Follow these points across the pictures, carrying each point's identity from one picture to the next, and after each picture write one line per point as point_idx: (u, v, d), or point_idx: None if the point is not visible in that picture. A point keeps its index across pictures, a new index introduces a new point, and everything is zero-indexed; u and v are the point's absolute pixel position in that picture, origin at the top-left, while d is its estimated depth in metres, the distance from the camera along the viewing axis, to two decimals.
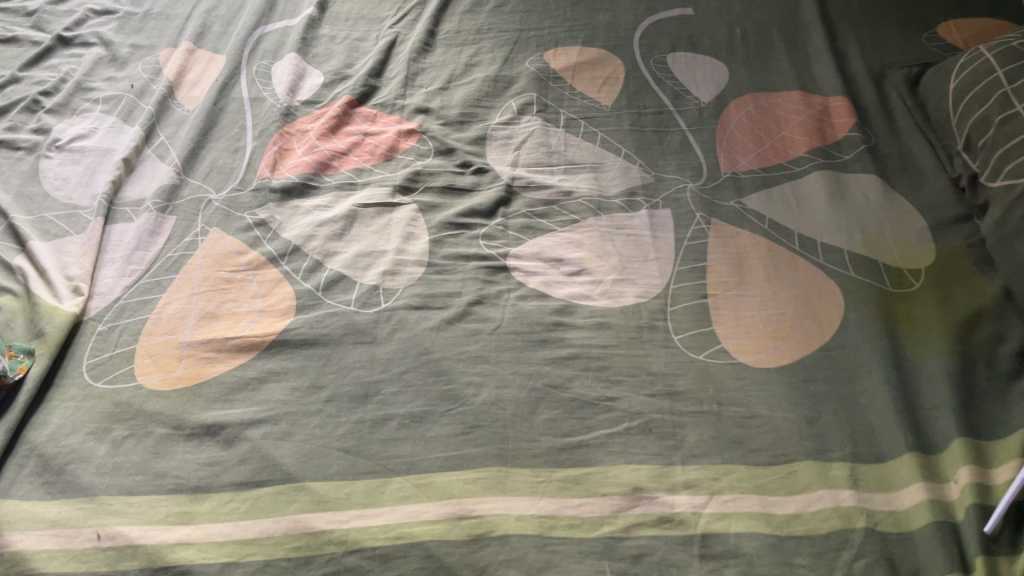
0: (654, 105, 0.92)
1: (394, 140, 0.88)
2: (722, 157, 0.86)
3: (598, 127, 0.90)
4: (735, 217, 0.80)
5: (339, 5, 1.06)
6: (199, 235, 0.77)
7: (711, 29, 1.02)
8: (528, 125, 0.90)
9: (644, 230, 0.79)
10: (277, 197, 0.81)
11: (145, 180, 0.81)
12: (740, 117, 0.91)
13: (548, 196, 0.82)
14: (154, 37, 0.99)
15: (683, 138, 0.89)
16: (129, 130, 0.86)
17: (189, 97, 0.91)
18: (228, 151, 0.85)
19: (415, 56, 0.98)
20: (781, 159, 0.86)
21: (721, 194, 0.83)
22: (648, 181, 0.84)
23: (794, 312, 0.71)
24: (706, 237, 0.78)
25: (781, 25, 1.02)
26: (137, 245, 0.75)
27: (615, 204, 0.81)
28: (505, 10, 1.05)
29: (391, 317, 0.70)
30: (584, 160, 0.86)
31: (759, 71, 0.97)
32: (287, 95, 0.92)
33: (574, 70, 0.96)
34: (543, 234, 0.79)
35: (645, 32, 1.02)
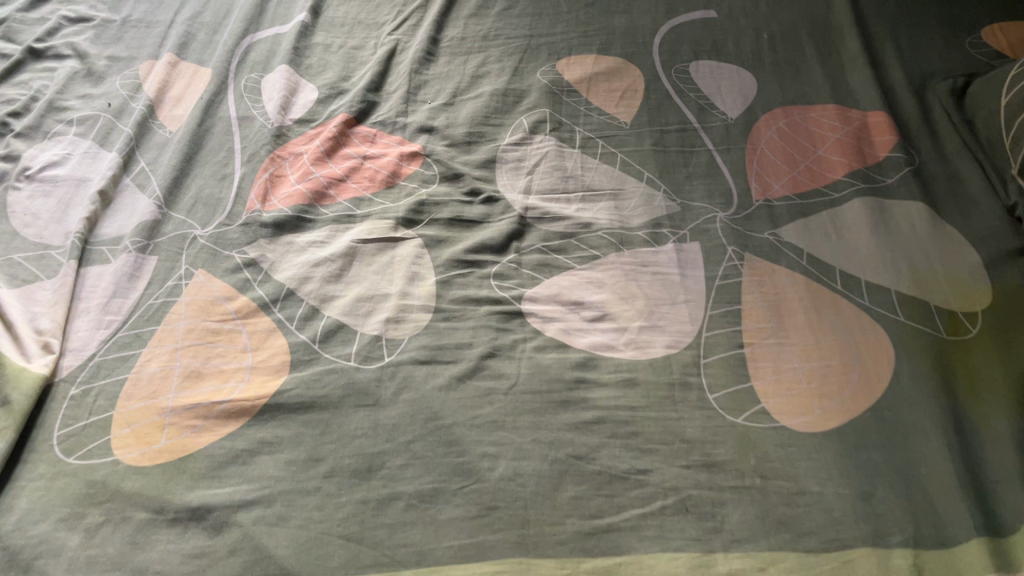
0: (677, 120, 0.85)
1: (396, 164, 0.81)
2: (753, 182, 0.79)
3: (617, 147, 0.82)
4: (770, 252, 0.73)
5: (333, 9, 0.98)
6: (183, 277, 0.70)
7: (737, 33, 0.94)
8: (542, 145, 0.82)
9: (671, 268, 0.72)
10: (268, 232, 0.74)
11: (123, 213, 0.74)
12: (770, 134, 0.84)
13: (565, 228, 0.75)
14: (134, 48, 0.91)
15: (710, 159, 0.82)
16: (106, 156, 0.79)
17: (171, 117, 0.84)
18: (215, 179, 0.78)
19: (417, 66, 0.91)
20: (817, 183, 0.79)
21: (753, 224, 0.76)
22: (674, 210, 0.77)
23: (840, 364, 0.65)
24: (738, 276, 0.71)
25: (812, 29, 0.94)
26: (115, 291, 0.68)
27: (639, 238, 0.74)
28: (513, 13, 0.97)
29: (396, 374, 0.64)
30: (603, 186, 0.79)
31: (790, 81, 0.89)
32: (278, 113, 0.85)
33: (589, 81, 0.89)
34: (561, 273, 0.72)
35: (665, 37, 0.94)
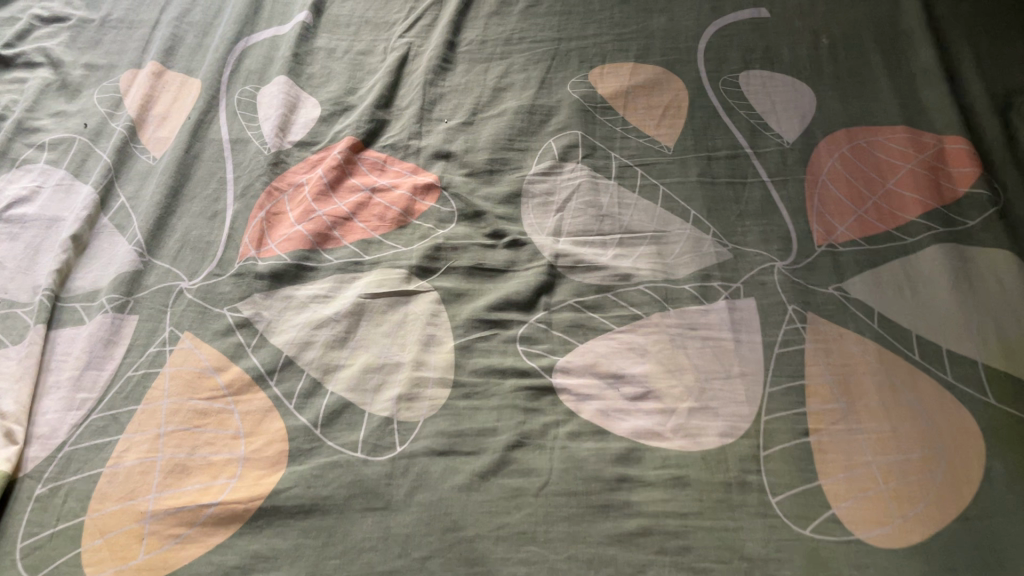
0: (726, 145, 0.75)
1: (409, 199, 0.71)
2: (815, 222, 0.70)
3: (659, 178, 0.73)
4: (836, 311, 0.64)
5: (338, 6, 0.88)
6: (167, 342, 0.61)
7: (792, 37, 0.84)
8: (573, 176, 0.73)
9: (724, 332, 0.63)
10: (264, 285, 0.65)
11: (100, 262, 0.65)
12: (833, 163, 0.74)
13: (601, 281, 0.66)
14: (114, 54, 0.81)
15: (765, 193, 0.72)
16: (81, 190, 0.70)
17: (156, 140, 0.74)
18: (204, 217, 0.69)
19: (432, 76, 0.80)
20: (887, 224, 0.69)
21: (816, 276, 0.66)
22: (725, 258, 0.67)
23: (921, 459, 0.56)
24: (800, 343, 0.62)
25: (878, 32, 0.83)
26: (89, 362, 0.60)
27: (686, 293, 0.65)
28: (539, 12, 0.86)
29: (409, 469, 0.55)
30: (644, 228, 0.69)
31: (854, 96, 0.79)
32: (276, 135, 0.75)
33: (626, 96, 0.79)
34: (597, 336, 0.63)
35: (711, 41, 0.84)
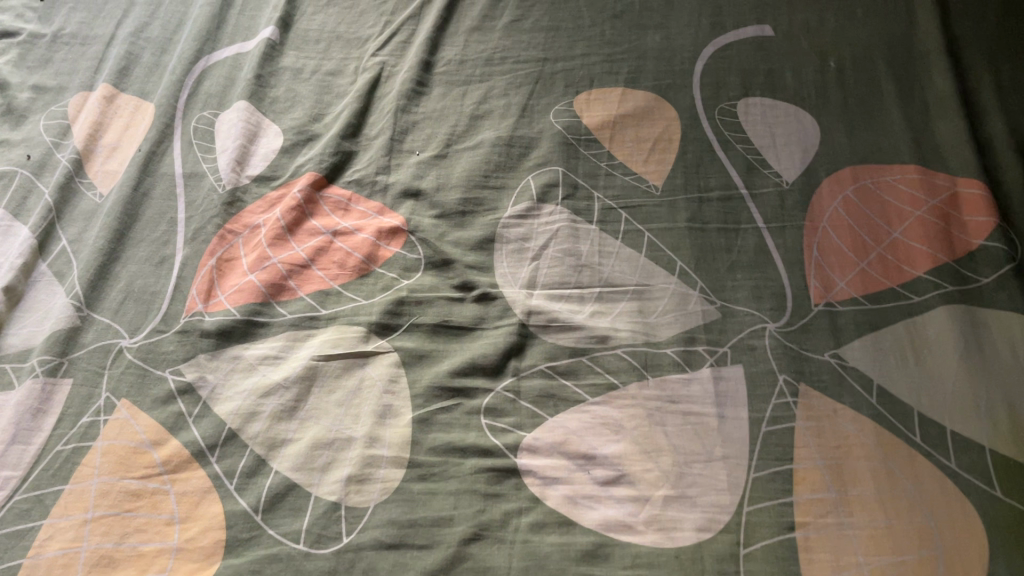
0: (719, 184, 0.69)
1: (372, 244, 0.66)
2: (813, 276, 0.64)
3: (644, 222, 0.67)
4: (831, 383, 0.59)
5: (308, 19, 0.82)
6: (102, 411, 0.57)
7: (798, 58, 0.77)
8: (551, 220, 0.67)
9: (707, 407, 0.57)
10: (211, 344, 0.60)
11: (34, 317, 0.61)
12: (836, 207, 0.68)
13: (575, 343, 0.60)
14: (64, 75, 0.76)
15: (759, 242, 0.66)
16: (19, 231, 0.64)
17: (103, 174, 0.69)
18: (150, 264, 0.64)
19: (404, 101, 0.74)
20: (892, 280, 0.64)
21: (811, 341, 0.61)
22: (712, 317, 0.62)
23: (917, 562, 0.50)
24: (790, 419, 0.57)
25: (891, 55, 0.76)
26: (15, 435, 0.55)
27: (668, 359, 0.59)
28: (524, 28, 0.80)
29: (354, 565, 0.50)
30: (625, 281, 0.64)
31: (862, 128, 0.72)
32: (233, 170, 0.70)
33: (613, 127, 0.73)
34: (568, 408, 0.57)
35: (709, 63, 0.77)
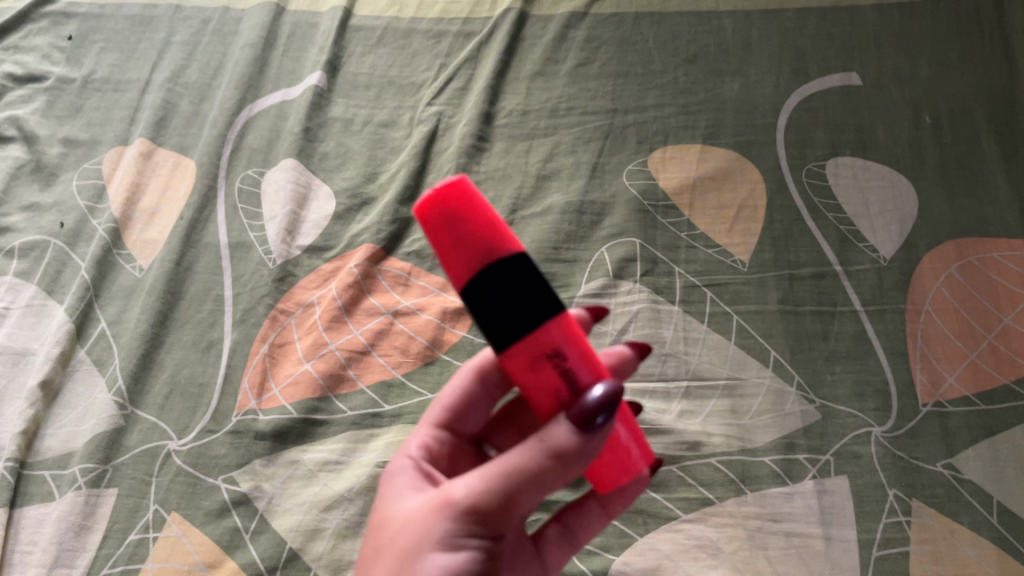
0: (812, 259, 0.63)
1: (437, 327, 0.60)
2: (918, 369, 0.58)
3: (731, 304, 0.61)
4: (947, 500, 0.53)
5: (357, 61, 0.76)
6: (150, 527, 0.52)
7: (889, 113, 0.70)
8: (630, 299, 0.62)
9: (812, 526, 0.52)
10: (266, 448, 0.55)
11: (75, 414, 0.56)
12: (939, 287, 0.61)
13: (664, 449, 0.56)
14: (97, 126, 0.72)
15: (859, 328, 0.60)
16: (54, 312, 0.60)
17: (142, 243, 0.64)
18: (198, 350, 0.59)
19: (464, 159, 0.69)
20: (1007, 375, 0.57)
21: (922, 447, 0.55)
22: (813, 419, 0.57)
23: None
24: (905, 542, 0.52)
25: (994, 107, 0.69)
26: (57, 557, 0.50)
27: (766, 470, 0.54)
28: (589, 73, 0.75)
29: None
30: (715, 373, 0.58)
31: (963, 196, 0.65)
32: (283, 240, 0.64)
33: (692, 191, 0.67)
34: (659, 527, 0.53)
35: (793, 117, 0.71)
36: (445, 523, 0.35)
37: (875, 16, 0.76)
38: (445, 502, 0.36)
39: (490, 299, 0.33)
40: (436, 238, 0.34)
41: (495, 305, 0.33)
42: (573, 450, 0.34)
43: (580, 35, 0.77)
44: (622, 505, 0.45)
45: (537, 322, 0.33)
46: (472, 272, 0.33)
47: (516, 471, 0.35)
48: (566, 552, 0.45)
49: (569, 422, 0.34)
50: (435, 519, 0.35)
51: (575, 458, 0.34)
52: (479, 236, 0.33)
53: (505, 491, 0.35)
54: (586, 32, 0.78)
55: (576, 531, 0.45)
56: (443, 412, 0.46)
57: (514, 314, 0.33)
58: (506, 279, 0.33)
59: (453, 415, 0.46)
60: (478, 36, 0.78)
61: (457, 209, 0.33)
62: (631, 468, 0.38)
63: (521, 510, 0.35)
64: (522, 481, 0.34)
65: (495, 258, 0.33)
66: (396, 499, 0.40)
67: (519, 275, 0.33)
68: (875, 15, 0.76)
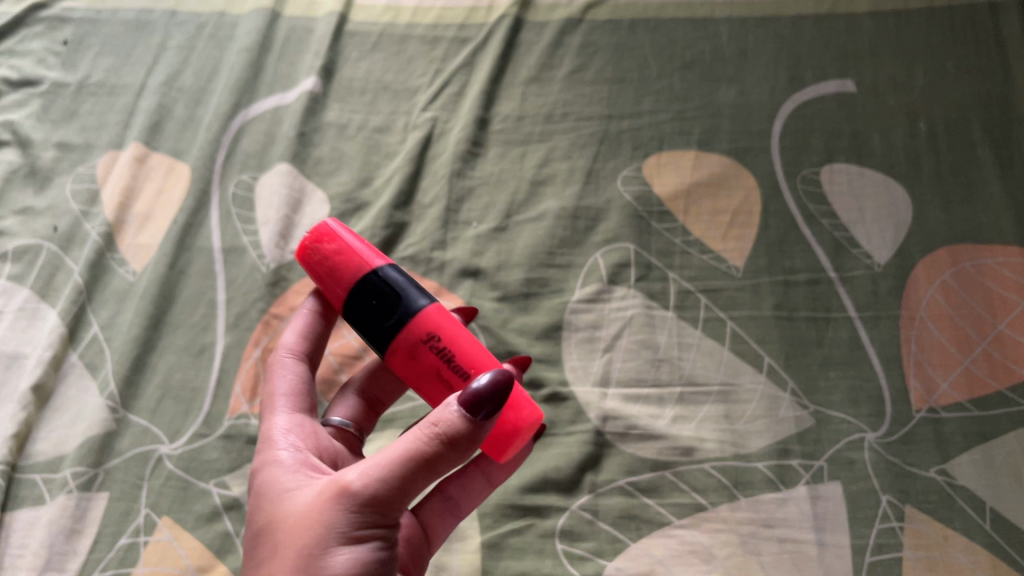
0: (806, 265, 0.63)
1: None
2: (912, 376, 0.58)
3: (726, 309, 0.61)
4: (940, 505, 0.53)
5: (352, 66, 0.77)
6: (141, 531, 0.52)
7: (884, 120, 0.70)
8: (624, 305, 0.62)
9: (805, 532, 0.52)
10: None
11: (66, 418, 0.56)
12: (933, 293, 0.61)
13: (658, 454, 0.55)
14: (91, 130, 0.72)
15: (853, 334, 0.60)
16: (47, 316, 0.60)
17: (136, 247, 0.64)
18: (190, 354, 0.59)
19: (459, 164, 0.69)
20: (1001, 382, 0.57)
21: (915, 453, 0.55)
22: (807, 425, 0.56)
23: None
24: (898, 549, 0.52)
25: (989, 115, 0.69)
26: (47, 561, 0.50)
27: (760, 476, 0.54)
28: (584, 79, 0.75)
29: None
30: (709, 379, 0.58)
31: (958, 203, 0.65)
32: (276, 244, 0.64)
33: (687, 197, 0.67)
34: (653, 533, 0.53)
35: (788, 123, 0.71)
36: (349, 515, 0.38)
37: (870, 23, 0.76)
38: (342, 493, 0.38)
39: (366, 310, 0.45)
40: (320, 272, 0.46)
41: (373, 311, 0.44)
42: (464, 434, 0.38)
43: (575, 42, 0.78)
44: (505, 473, 0.51)
45: (400, 326, 0.44)
46: (347, 292, 0.45)
47: (411, 458, 0.38)
48: (450, 523, 0.49)
49: (458, 406, 0.38)
50: (335, 512, 0.38)
51: (467, 442, 0.38)
52: (339, 267, 0.45)
53: (404, 480, 0.38)
54: (582, 39, 0.78)
55: (459, 503, 0.49)
56: (291, 399, 0.47)
57: (382, 319, 0.44)
58: (376, 291, 0.44)
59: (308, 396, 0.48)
60: (474, 41, 0.78)
61: (330, 245, 0.46)
62: (522, 428, 0.45)
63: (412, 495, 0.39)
64: (417, 470, 0.38)
65: (365, 272, 0.45)
66: (279, 489, 0.41)
67: (384, 281, 0.45)
68: (870, 23, 0.76)
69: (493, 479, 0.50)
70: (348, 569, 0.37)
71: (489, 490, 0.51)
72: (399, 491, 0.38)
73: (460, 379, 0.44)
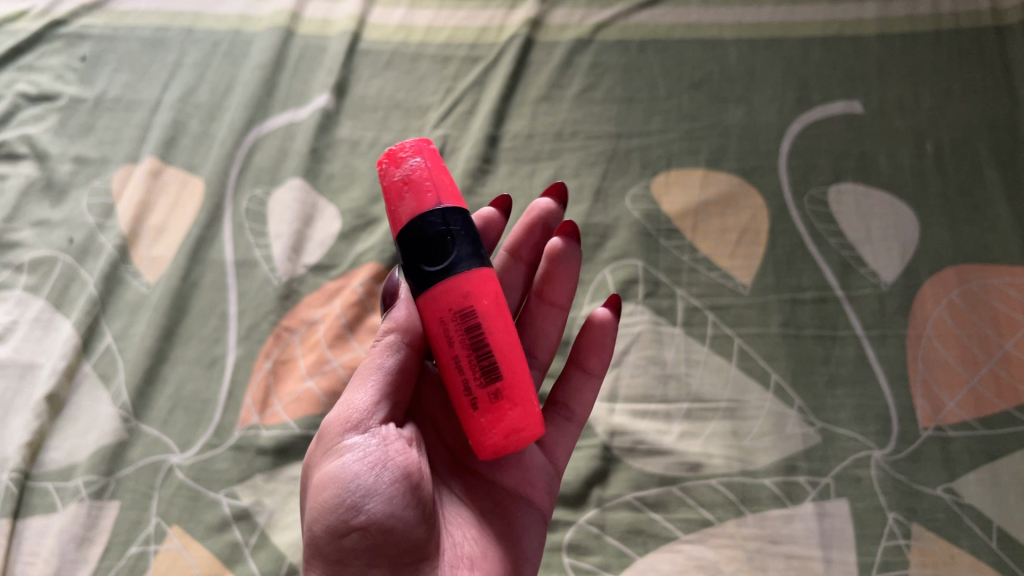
0: (813, 283, 0.64)
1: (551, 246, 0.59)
2: (919, 394, 0.58)
3: (733, 326, 0.62)
4: (947, 524, 0.53)
5: (364, 84, 0.78)
6: (151, 540, 0.52)
7: (891, 141, 0.71)
8: (632, 321, 0.62)
9: (811, 549, 0.52)
10: (267, 463, 0.55)
11: (79, 427, 0.57)
12: (940, 312, 0.61)
13: (664, 469, 0.56)
14: (108, 144, 0.73)
15: (860, 352, 0.60)
16: (61, 326, 0.61)
17: (149, 260, 0.65)
18: (202, 365, 0.60)
19: (469, 181, 0.70)
20: (1008, 401, 0.57)
21: (923, 471, 0.55)
22: (813, 442, 0.57)
23: None
24: (904, 566, 0.52)
25: (995, 136, 0.69)
26: (58, 568, 0.51)
27: (766, 492, 0.54)
28: (594, 98, 0.76)
29: None
30: (716, 396, 0.59)
31: (966, 223, 0.65)
32: (288, 258, 0.65)
33: (695, 215, 0.68)
34: (660, 548, 0.53)
35: (795, 143, 0.71)
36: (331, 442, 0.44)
37: (878, 46, 0.77)
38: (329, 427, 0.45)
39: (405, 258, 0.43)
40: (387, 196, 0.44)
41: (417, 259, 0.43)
42: (403, 328, 0.46)
43: (585, 61, 0.79)
44: (600, 360, 0.55)
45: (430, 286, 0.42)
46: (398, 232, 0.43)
47: (372, 374, 0.46)
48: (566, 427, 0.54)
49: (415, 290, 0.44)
50: (325, 450, 0.44)
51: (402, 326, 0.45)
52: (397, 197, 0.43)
53: (370, 396, 0.45)
54: (591, 59, 0.79)
55: (570, 407, 0.54)
56: None
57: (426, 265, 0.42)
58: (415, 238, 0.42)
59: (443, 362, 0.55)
60: (484, 60, 0.79)
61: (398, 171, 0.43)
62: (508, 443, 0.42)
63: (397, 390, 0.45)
64: (386, 379, 0.46)
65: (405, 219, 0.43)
66: None
67: (422, 233, 0.42)
68: (877, 45, 0.77)
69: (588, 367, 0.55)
70: (337, 471, 0.42)
71: (595, 382, 0.55)
72: (368, 406, 0.44)
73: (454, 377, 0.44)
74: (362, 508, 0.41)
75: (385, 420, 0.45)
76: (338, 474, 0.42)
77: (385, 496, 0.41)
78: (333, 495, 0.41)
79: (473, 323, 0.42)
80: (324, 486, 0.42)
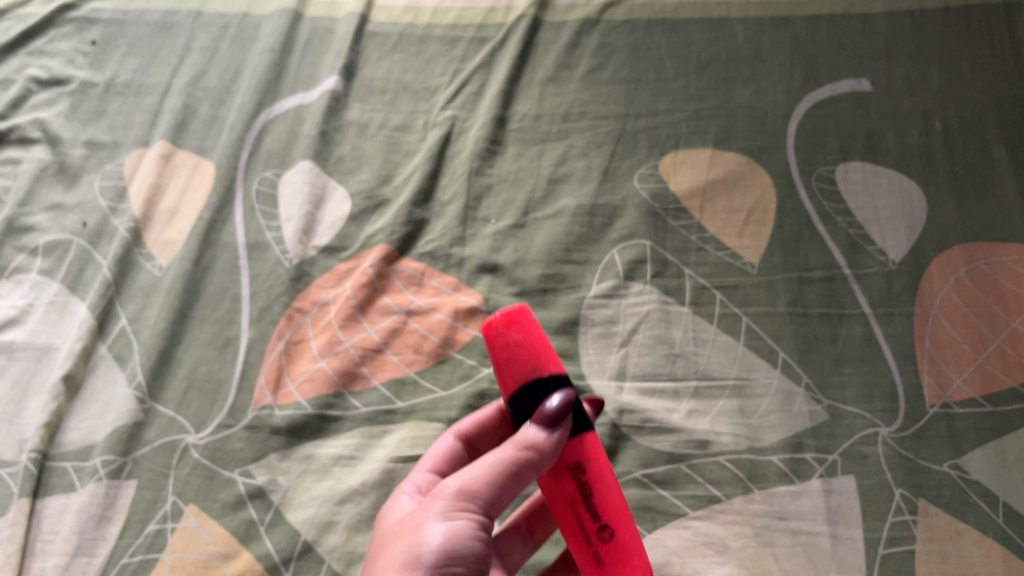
0: (821, 262, 0.64)
1: None
2: (926, 372, 0.58)
3: (741, 305, 0.62)
4: (953, 500, 0.53)
5: (373, 66, 0.78)
6: (168, 518, 0.53)
7: (900, 120, 0.71)
8: (640, 301, 0.63)
9: (818, 524, 0.53)
10: (282, 442, 0.56)
11: (95, 408, 0.57)
12: (948, 290, 0.62)
13: (672, 446, 0.56)
14: (119, 128, 0.73)
15: (867, 330, 0.61)
16: (77, 309, 0.62)
17: (162, 243, 0.66)
18: (216, 347, 0.61)
19: (478, 163, 0.71)
20: (1015, 378, 0.57)
21: (930, 447, 0.56)
22: (820, 419, 0.57)
23: None
24: (910, 541, 0.52)
25: (1004, 114, 0.69)
26: (77, 546, 0.52)
27: (774, 469, 0.55)
28: (602, 78, 0.76)
29: None
30: (723, 374, 0.59)
31: (974, 201, 0.66)
32: (299, 241, 0.65)
33: (703, 195, 0.68)
34: (667, 524, 0.53)
35: (803, 123, 0.71)
36: (438, 506, 0.41)
37: (886, 24, 0.77)
38: (436, 494, 0.41)
39: (530, 405, 0.41)
40: (498, 356, 0.43)
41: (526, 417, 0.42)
42: (543, 453, 0.40)
43: (592, 41, 0.79)
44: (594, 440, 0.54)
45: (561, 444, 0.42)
46: (517, 386, 0.42)
47: (509, 471, 0.41)
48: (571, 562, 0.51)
49: (537, 426, 0.41)
50: (430, 507, 0.41)
51: (540, 456, 0.40)
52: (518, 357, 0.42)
53: (493, 487, 0.41)
54: (598, 39, 0.79)
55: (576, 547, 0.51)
56: (433, 465, 0.50)
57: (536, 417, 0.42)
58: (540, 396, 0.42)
59: (446, 465, 0.51)
60: (492, 41, 0.79)
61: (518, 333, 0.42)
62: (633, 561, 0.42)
63: (505, 500, 0.42)
64: (505, 483, 0.41)
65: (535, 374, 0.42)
66: (404, 513, 0.45)
67: (559, 386, 0.42)
68: (885, 24, 0.77)
69: (536, 540, 0.51)
70: (439, 544, 0.39)
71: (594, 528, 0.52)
72: (489, 494, 0.41)
73: (592, 520, 0.42)
74: (453, 574, 0.39)
75: (497, 509, 0.42)
76: (439, 545, 0.39)
77: (472, 570, 0.40)
78: (427, 555, 0.39)
79: (590, 477, 0.42)
80: (422, 542, 0.39)
